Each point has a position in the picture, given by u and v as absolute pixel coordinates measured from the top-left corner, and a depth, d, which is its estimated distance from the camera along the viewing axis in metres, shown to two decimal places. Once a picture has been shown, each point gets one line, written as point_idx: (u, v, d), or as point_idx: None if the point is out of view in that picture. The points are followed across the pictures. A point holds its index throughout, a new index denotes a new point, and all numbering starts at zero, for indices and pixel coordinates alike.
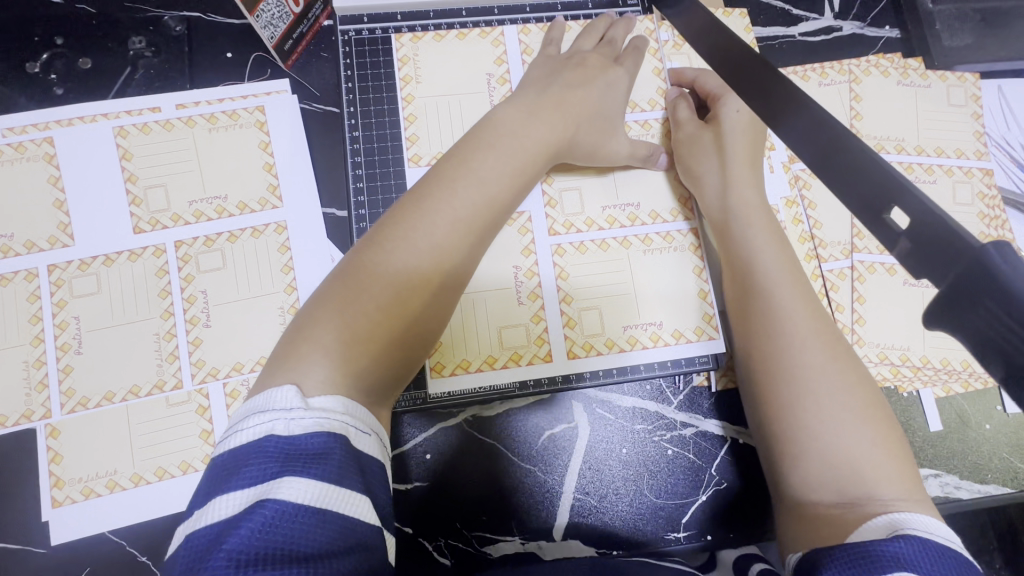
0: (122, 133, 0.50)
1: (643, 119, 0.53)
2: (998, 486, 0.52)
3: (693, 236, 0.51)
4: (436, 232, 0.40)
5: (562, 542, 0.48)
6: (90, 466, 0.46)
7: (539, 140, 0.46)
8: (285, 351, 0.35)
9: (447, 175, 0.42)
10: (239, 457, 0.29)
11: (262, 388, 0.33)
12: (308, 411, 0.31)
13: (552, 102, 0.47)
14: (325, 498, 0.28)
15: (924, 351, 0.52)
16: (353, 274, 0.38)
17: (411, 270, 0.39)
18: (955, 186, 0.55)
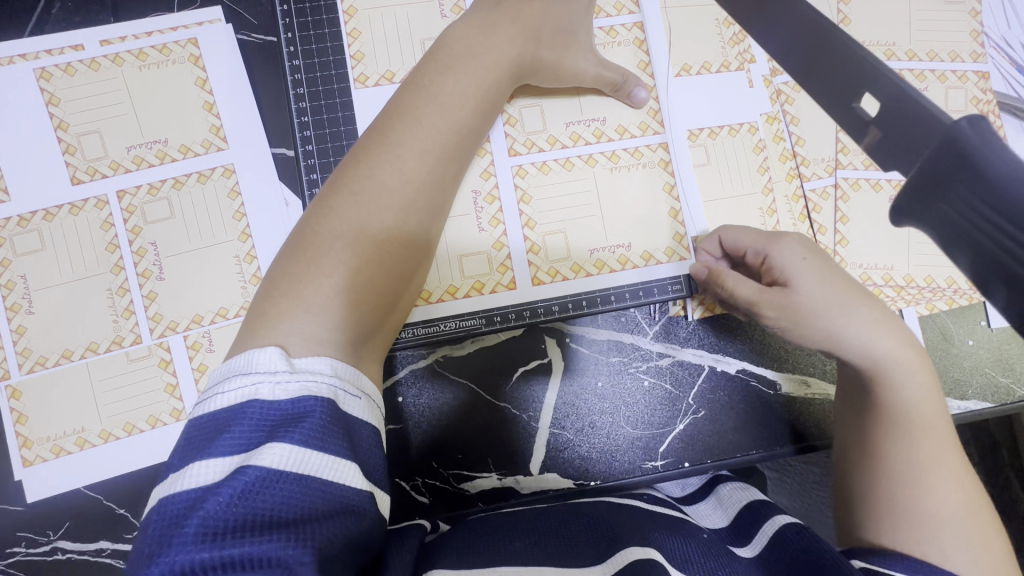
0: (44, 75, 0.46)
1: (608, 25, 0.49)
2: (979, 401, 0.51)
3: (663, 151, 0.48)
4: (404, 167, 0.38)
5: (539, 475, 0.48)
6: (57, 424, 0.45)
7: (498, 58, 0.42)
8: (264, 309, 0.33)
9: (408, 103, 0.39)
10: (220, 422, 0.27)
11: (241, 344, 0.31)
12: (293, 374, 0.29)
13: (510, 15, 0.43)
14: (311, 463, 0.26)
15: (908, 270, 0.50)
16: (318, 220, 0.36)
17: (381, 212, 0.37)
18: (948, 93, 0.51)
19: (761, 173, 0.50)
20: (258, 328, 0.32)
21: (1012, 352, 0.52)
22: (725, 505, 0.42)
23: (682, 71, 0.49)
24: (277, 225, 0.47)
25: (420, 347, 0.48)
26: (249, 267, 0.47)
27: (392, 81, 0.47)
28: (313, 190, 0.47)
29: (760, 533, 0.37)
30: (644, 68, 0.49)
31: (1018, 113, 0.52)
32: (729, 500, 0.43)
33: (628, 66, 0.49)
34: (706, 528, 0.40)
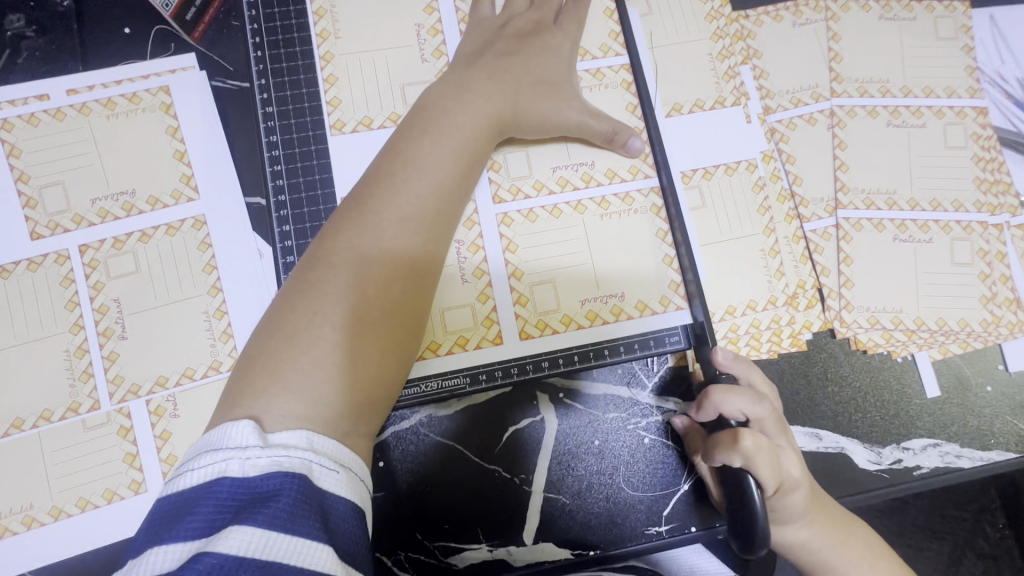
0: (6, 126, 0.44)
1: (595, 67, 0.47)
2: (1001, 452, 0.48)
3: (656, 196, 0.46)
4: (383, 238, 0.36)
5: (533, 545, 0.44)
6: (2, 501, 0.41)
7: (477, 113, 0.41)
8: (242, 385, 0.31)
9: (389, 171, 0.38)
10: (189, 503, 0.26)
11: (215, 422, 0.31)
12: (265, 449, 0.28)
13: (484, 73, 0.42)
14: (272, 546, 0.24)
15: (918, 313, 0.48)
16: (296, 297, 0.34)
17: (361, 281, 0.34)
18: (946, 129, 0.50)
19: (762, 213, 0.47)
20: (232, 406, 0.31)
21: None
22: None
23: (672, 111, 0.48)
24: (251, 280, 0.45)
25: (403, 408, 0.44)
26: (219, 324, 0.44)
27: (369, 128, 0.45)
28: (285, 242, 0.44)
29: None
30: (632, 109, 0.47)
31: (1020, 147, 0.51)
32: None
33: (617, 108, 0.47)
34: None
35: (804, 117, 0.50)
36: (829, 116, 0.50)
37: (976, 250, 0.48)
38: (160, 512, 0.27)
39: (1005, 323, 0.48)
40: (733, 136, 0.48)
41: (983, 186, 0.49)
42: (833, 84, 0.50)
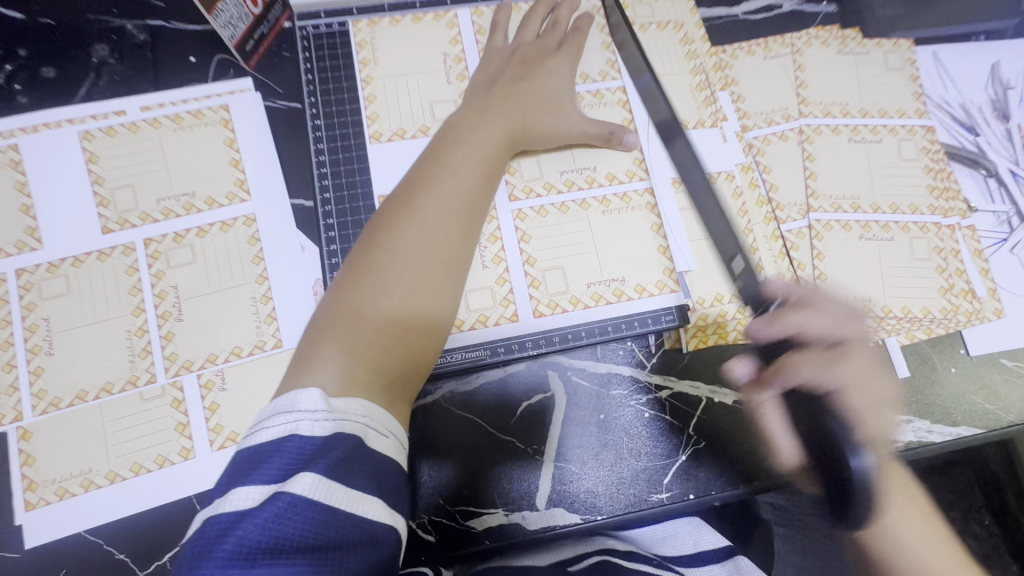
0: (87, 137, 0.51)
1: (594, 89, 0.55)
2: (968, 427, 0.53)
3: (650, 196, 0.53)
4: (426, 228, 0.42)
5: (546, 510, 0.48)
6: (63, 466, 0.45)
7: (494, 129, 0.48)
8: (307, 355, 0.37)
9: (424, 177, 0.44)
10: (261, 453, 0.31)
11: (286, 385, 0.36)
12: (331, 412, 0.32)
13: (500, 97, 0.50)
14: (335, 494, 0.29)
15: (885, 301, 0.54)
16: (354, 279, 0.40)
17: (410, 264, 0.41)
18: (900, 144, 0.57)
19: (741, 216, 0.54)
20: (301, 371, 0.36)
21: (991, 379, 0.54)
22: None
23: None
24: (295, 269, 0.51)
25: (429, 384, 0.50)
26: (266, 307, 0.49)
27: (403, 138, 0.52)
28: (329, 235, 0.51)
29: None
30: (628, 123, 0.54)
31: (965, 160, 0.59)
32: (746, 572, 0.47)
33: (615, 123, 0.54)
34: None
35: (776, 134, 0.58)
36: (798, 134, 0.58)
37: (933, 247, 0.55)
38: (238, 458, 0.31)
39: (962, 311, 0.54)
40: (715, 149, 0.56)
41: (935, 193, 0.56)
42: (801, 106, 0.58)
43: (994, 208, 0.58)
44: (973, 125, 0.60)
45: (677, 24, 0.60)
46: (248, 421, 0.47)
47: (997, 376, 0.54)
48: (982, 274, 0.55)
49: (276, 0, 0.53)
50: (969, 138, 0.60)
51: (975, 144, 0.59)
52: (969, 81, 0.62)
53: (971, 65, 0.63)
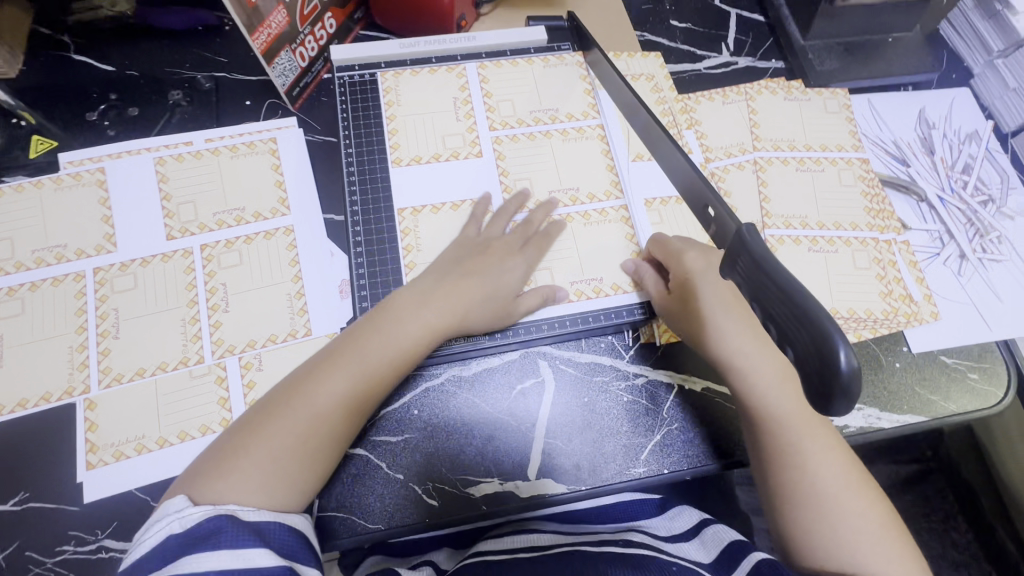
0: (160, 162, 0.62)
1: (577, 126, 0.66)
2: (914, 415, 0.59)
3: (624, 210, 0.63)
4: (355, 362, 0.49)
5: (536, 481, 0.54)
6: (121, 432, 0.52)
7: (436, 312, 0.54)
8: (231, 444, 0.46)
9: (355, 346, 0.51)
10: (143, 558, 0.39)
11: (206, 460, 0.46)
12: (194, 508, 0.41)
13: (447, 289, 0.55)
14: (219, 559, 0.38)
15: (833, 303, 0.62)
16: (293, 391, 0.48)
17: (328, 396, 0.48)
18: (840, 173, 0.67)
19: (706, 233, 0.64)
20: (225, 454, 0.45)
21: (932, 373, 0.61)
22: (708, 542, 0.53)
23: (637, 157, 0.65)
24: (326, 271, 0.60)
25: (436, 368, 0.58)
26: (299, 302, 0.58)
27: (420, 162, 0.63)
28: (357, 245, 0.60)
29: (742, 564, 0.48)
30: (606, 153, 0.65)
31: (899, 187, 0.69)
32: (709, 539, 0.53)
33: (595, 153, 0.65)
34: (692, 562, 0.50)
35: (734, 165, 0.68)
36: (753, 164, 0.68)
37: (873, 258, 0.64)
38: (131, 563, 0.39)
39: (902, 312, 0.62)
40: None
41: (872, 213, 0.66)
42: (755, 142, 0.69)
43: (926, 227, 0.67)
44: (904, 158, 0.71)
45: (648, 77, 0.72)
46: None
47: (937, 371, 0.61)
48: (917, 282, 0.64)
49: (318, 57, 0.67)
50: (901, 169, 0.70)
51: (907, 173, 0.70)
52: (900, 122, 0.73)
53: (901, 109, 0.74)
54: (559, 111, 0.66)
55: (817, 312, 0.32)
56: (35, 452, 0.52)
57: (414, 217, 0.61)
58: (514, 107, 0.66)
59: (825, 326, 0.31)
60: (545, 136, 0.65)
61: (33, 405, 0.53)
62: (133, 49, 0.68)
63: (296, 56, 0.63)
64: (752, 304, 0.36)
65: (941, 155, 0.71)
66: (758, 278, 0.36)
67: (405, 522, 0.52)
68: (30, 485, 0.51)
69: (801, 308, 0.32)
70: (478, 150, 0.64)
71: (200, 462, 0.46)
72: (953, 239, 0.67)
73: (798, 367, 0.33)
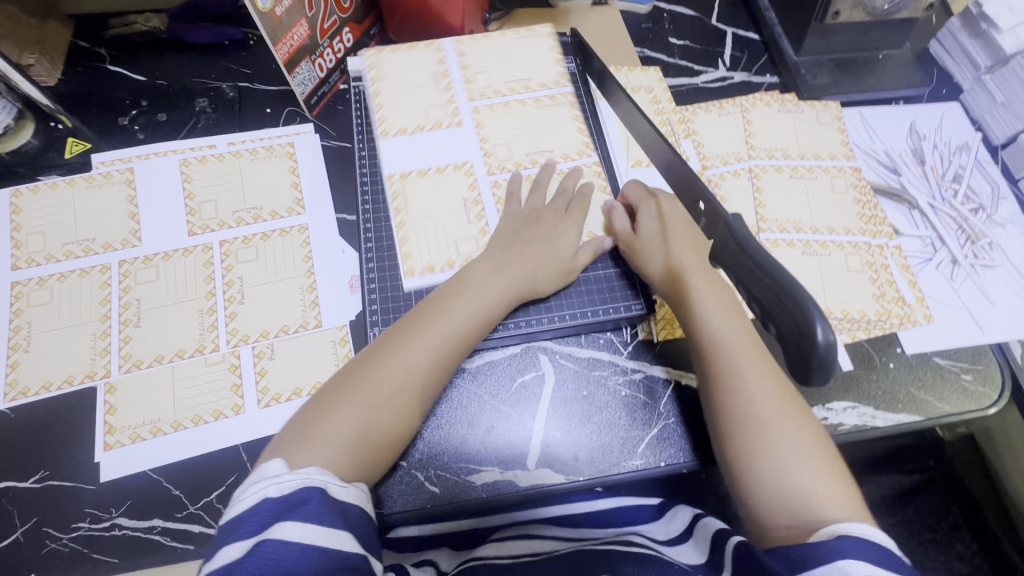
0: (185, 164, 0.66)
1: (549, 93, 0.69)
2: (908, 414, 0.60)
3: (597, 170, 0.66)
4: (433, 334, 0.52)
5: (536, 471, 0.56)
6: (138, 415, 0.55)
7: (503, 285, 0.57)
8: (317, 411, 0.48)
9: (423, 318, 0.53)
10: (236, 518, 0.40)
11: (295, 426, 0.48)
12: (293, 475, 0.42)
13: (510, 262, 0.58)
14: (317, 536, 0.39)
15: (827, 304, 0.63)
16: (374, 360, 0.51)
17: (410, 365, 0.51)
18: (833, 180, 0.70)
19: None
20: (313, 420, 0.48)
21: (926, 374, 0.62)
22: (702, 535, 0.53)
23: (636, 163, 0.69)
24: (337, 268, 0.63)
25: None
26: (310, 295, 0.61)
27: (405, 134, 0.66)
28: (367, 245, 0.62)
29: (725, 557, 0.47)
30: (577, 119, 0.68)
31: (891, 195, 0.71)
32: (703, 532, 0.53)
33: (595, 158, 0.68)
34: (688, 565, 0.50)
35: (730, 172, 0.71)
36: (748, 172, 0.71)
37: (865, 262, 0.66)
38: (224, 526, 0.40)
39: (895, 314, 0.64)
40: None
41: (864, 219, 0.68)
42: (750, 151, 0.72)
43: (918, 233, 0.69)
44: (896, 167, 0.73)
45: (647, 89, 0.75)
46: (290, 385, 0.57)
47: (931, 372, 0.62)
48: (910, 285, 0.65)
49: (336, 69, 0.71)
50: (893, 177, 0.72)
51: (898, 181, 0.72)
52: (891, 134, 0.76)
53: (892, 122, 0.77)
54: (532, 80, 0.69)
55: (796, 290, 0.34)
56: (56, 432, 0.54)
57: (403, 181, 0.64)
58: (490, 79, 0.69)
59: (803, 302, 0.33)
60: (520, 104, 0.68)
61: (57, 388, 0.55)
62: (164, 62, 0.73)
63: (315, 67, 0.67)
64: (737, 287, 0.38)
65: (932, 165, 0.74)
66: (745, 265, 0.38)
67: (407, 508, 0.54)
68: (50, 464, 0.53)
69: (782, 288, 0.34)
70: (459, 121, 0.67)
71: (289, 429, 0.48)
72: (945, 244, 0.69)
73: (779, 342, 0.35)
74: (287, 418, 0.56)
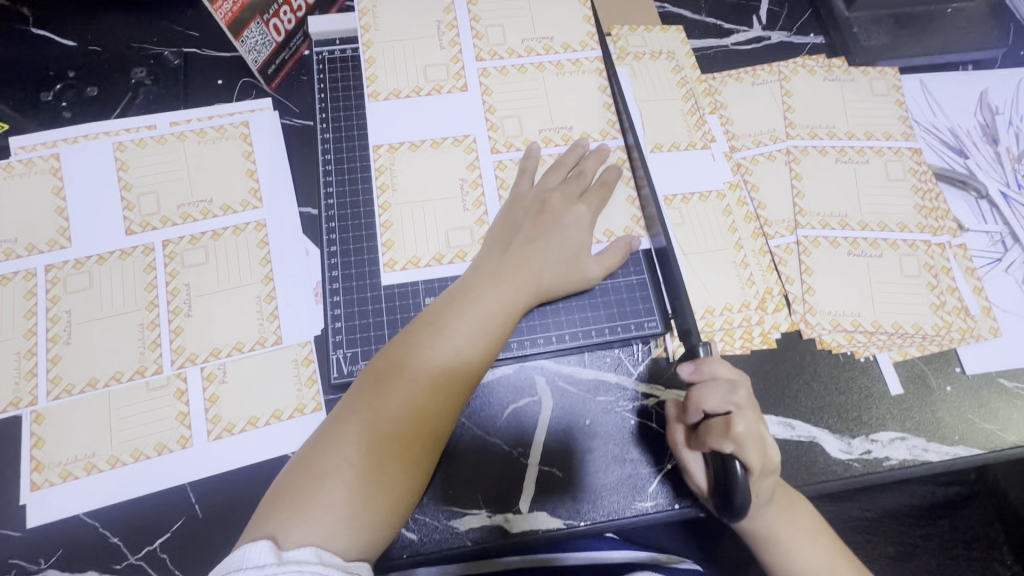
0: (121, 148, 0.56)
1: (574, 58, 0.57)
2: (967, 447, 0.51)
3: (623, 152, 0.55)
4: (437, 357, 0.43)
5: (529, 515, 0.48)
6: (70, 449, 0.47)
7: (509, 296, 0.46)
8: (311, 462, 0.40)
9: (421, 343, 0.44)
10: None
11: (287, 476, 0.40)
12: (281, 565, 0.35)
13: (511, 260, 0.48)
14: None
15: (875, 317, 0.54)
16: (370, 392, 0.42)
17: (415, 396, 0.42)
18: (887, 165, 0.59)
19: (731, 233, 0.56)
20: (306, 470, 0.40)
21: (989, 399, 0.53)
22: None
23: (655, 148, 0.58)
24: (299, 273, 0.54)
25: None
26: (268, 306, 0.52)
27: (398, 97, 0.55)
28: (331, 247, 0.53)
29: None
30: (603, 90, 0.56)
31: (955, 182, 0.60)
32: None
33: (598, 125, 0.55)
34: None
35: (764, 155, 0.60)
36: (786, 154, 0.59)
37: (923, 265, 0.55)
38: None
39: (955, 328, 0.54)
40: (705, 167, 0.58)
41: (924, 212, 0.57)
42: (788, 129, 0.60)
43: (986, 229, 0.59)
44: (961, 148, 0.62)
45: (668, 54, 0.63)
46: (245, 413, 0.49)
47: (996, 397, 0.53)
48: (975, 292, 0.56)
49: (298, 31, 0.59)
50: (959, 161, 0.61)
51: (965, 166, 0.61)
52: (958, 107, 0.64)
53: (959, 92, 0.65)
54: (554, 40, 0.58)
55: None
56: None
57: (391, 154, 0.53)
58: (504, 35, 0.58)
59: None
60: (538, 68, 0.57)
61: None
62: (97, 23, 0.62)
63: (270, 29, 0.56)
64: None
65: (1005, 146, 0.62)
66: None
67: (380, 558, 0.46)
68: None
69: None
70: (463, 84, 0.56)
71: (279, 480, 0.41)
72: (1017, 242, 0.58)
73: None
74: (240, 451, 0.48)
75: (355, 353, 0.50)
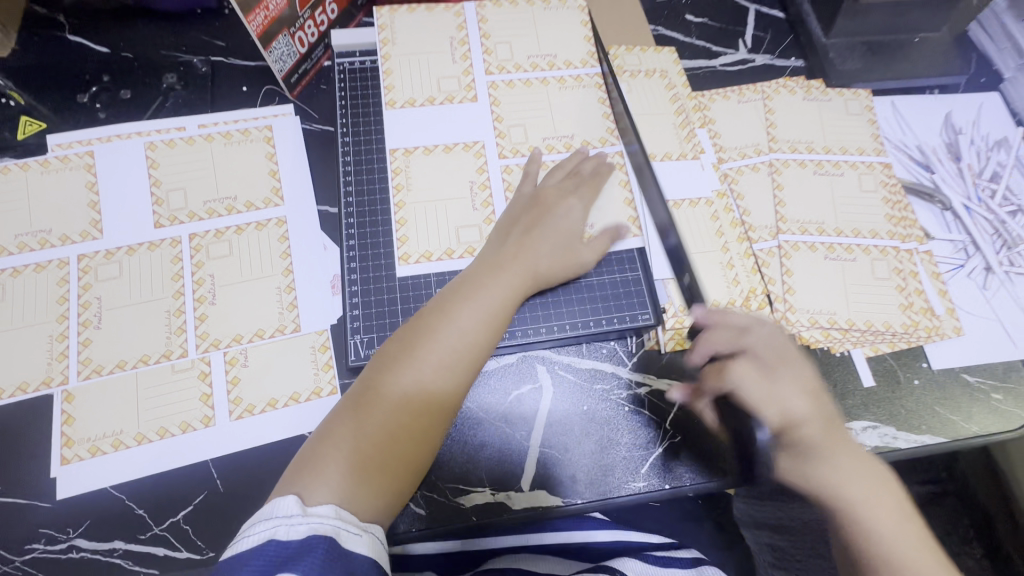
0: (151, 147, 0.59)
1: (575, 74, 0.62)
2: (933, 436, 0.56)
3: (620, 159, 0.60)
4: (445, 339, 0.47)
5: (530, 492, 0.51)
6: (98, 426, 0.50)
7: (512, 285, 0.50)
8: (329, 434, 0.44)
9: (432, 325, 0.47)
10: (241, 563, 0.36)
11: (311, 445, 0.44)
12: (305, 517, 0.38)
13: (519, 255, 0.52)
14: None
15: (849, 315, 0.58)
16: (384, 371, 0.46)
17: (425, 375, 0.46)
18: (861, 177, 0.64)
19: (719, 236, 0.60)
20: (328, 440, 0.43)
21: (954, 393, 0.57)
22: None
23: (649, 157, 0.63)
24: (317, 266, 0.57)
25: None
26: (288, 296, 0.56)
27: (413, 106, 0.60)
28: (349, 241, 0.57)
29: None
30: (602, 103, 0.61)
31: (922, 194, 0.66)
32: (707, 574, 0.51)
33: (597, 136, 0.60)
34: None
35: (749, 166, 0.65)
36: (768, 166, 0.65)
37: (893, 268, 0.61)
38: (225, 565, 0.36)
39: (923, 326, 0.59)
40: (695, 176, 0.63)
41: (893, 221, 0.63)
42: (771, 143, 0.66)
43: (950, 237, 0.64)
44: (928, 164, 0.67)
45: (662, 73, 0.68)
46: (265, 395, 0.52)
47: (959, 391, 0.58)
48: (940, 294, 0.60)
49: (320, 43, 0.64)
50: (925, 175, 0.67)
51: (931, 180, 0.66)
52: (925, 126, 0.69)
53: (927, 113, 0.70)
54: (557, 57, 0.63)
55: None
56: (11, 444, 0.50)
57: (406, 158, 0.58)
58: (511, 51, 0.62)
59: None
60: (542, 82, 0.61)
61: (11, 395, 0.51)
62: (129, 31, 0.66)
63: (295, 41, 0.60)
64: None
65: (968, 162, 0.68)
66: None
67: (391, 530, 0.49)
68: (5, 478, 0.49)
69: None
70: (474, 95, 0.61)
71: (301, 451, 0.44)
72: (979, 250, 0.63)
73: None
74: (260, 431, 0.51)
75: (370, 339, 0.53)
